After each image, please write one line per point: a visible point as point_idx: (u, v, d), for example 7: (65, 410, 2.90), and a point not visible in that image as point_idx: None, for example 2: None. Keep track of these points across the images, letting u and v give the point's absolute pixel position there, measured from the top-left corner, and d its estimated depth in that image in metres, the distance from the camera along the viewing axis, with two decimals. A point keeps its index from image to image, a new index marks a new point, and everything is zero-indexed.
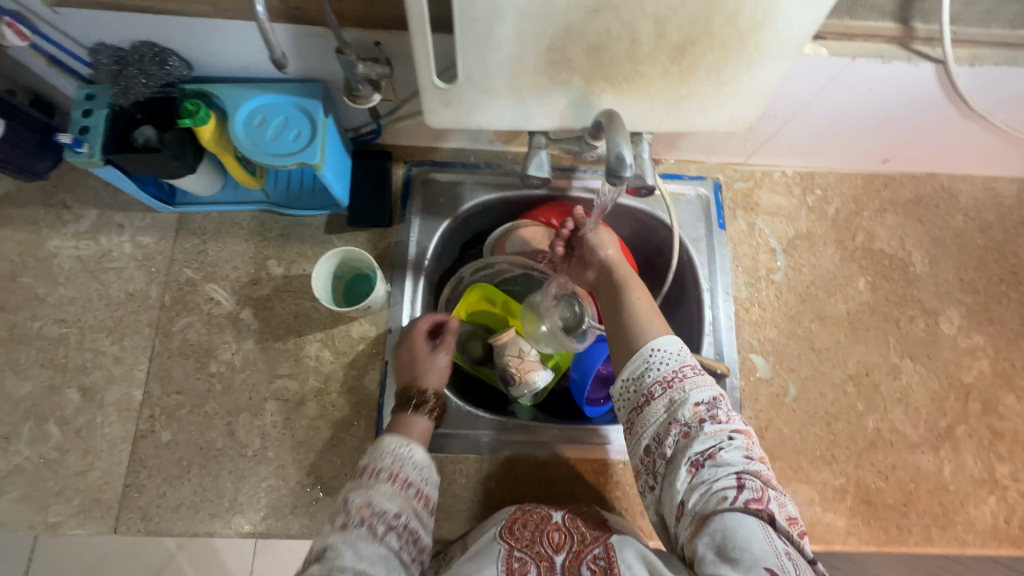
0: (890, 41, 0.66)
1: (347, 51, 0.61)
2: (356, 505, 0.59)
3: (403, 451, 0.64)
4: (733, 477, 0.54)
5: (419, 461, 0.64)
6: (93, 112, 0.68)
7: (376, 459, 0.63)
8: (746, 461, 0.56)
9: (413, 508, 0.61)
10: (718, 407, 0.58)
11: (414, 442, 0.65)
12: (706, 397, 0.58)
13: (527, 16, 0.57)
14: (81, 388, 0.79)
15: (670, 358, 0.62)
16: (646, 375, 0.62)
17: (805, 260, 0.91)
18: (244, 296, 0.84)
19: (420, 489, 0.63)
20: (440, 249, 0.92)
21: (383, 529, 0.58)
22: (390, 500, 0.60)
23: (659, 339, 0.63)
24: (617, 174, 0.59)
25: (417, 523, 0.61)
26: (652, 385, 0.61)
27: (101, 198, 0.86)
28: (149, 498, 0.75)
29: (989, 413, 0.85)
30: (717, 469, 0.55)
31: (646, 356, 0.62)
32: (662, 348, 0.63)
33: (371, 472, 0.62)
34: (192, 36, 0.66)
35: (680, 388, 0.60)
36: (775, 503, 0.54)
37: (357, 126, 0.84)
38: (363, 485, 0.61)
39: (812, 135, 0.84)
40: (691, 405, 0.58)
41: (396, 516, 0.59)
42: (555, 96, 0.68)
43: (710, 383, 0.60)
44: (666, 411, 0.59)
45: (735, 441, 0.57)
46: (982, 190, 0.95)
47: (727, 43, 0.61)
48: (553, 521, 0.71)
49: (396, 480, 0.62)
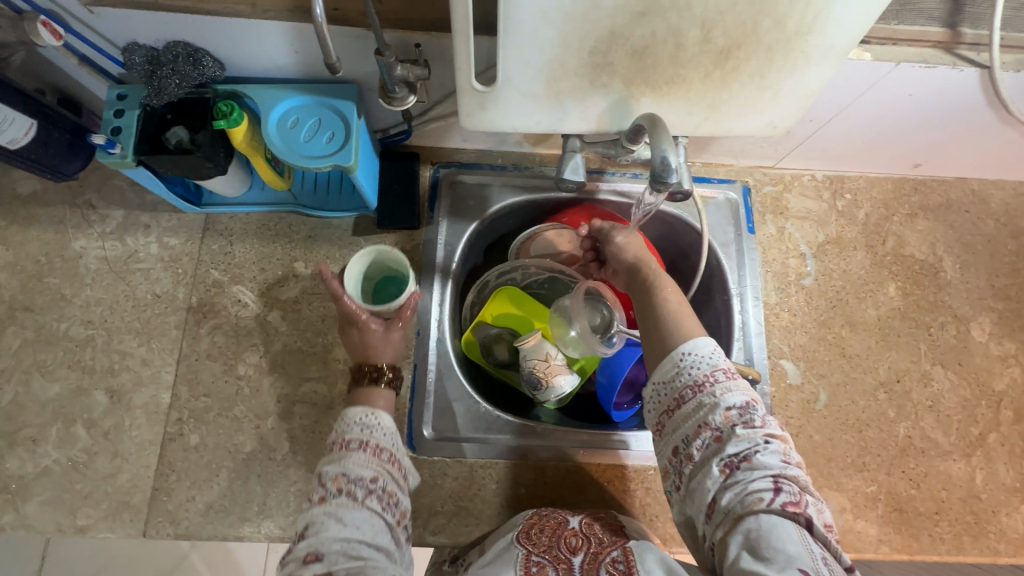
0: (935, 45, 0.65)
1: (387, 52, 0.60)
2: (331, 477, 0.59)
3: (369, 420, 0.64)
4: (769, 480, 0.53)
5: (387, 427, 0.65)
6: (126, 112, 0.68)
7: (343, 432, 0.64)
8: (783, 465, 0.54)
9: (390, 470, 0.62)
10: (752, 411, 0.56)
11: (380, 411, 0.66)
12: (740, 401, 0.57)
13: (573, 19, 0.56)
14: (109, 390, 0.79)
15: (702, 361, 0.59)
16: (677, 378, 0.60)
17: (835, 265, 0.90)
18: (272, 299, 0.83)
19: (394, 454, 0.64)
20: (467, 252, 0.91)
21: (362, 493, 0.59)
22: (365, 467, 0.60)
23: (690, 341, 0.61)
24: (662, 179, 0.59)
25: (395, 486, 0.62)
26: (683, 389, 0.59)
27: (127, 198, 0.85)
28: (178, 502, 0.75)
29: (1021, 421, 0.84)
30: (753, 473, 0.53)
31: (677, 359, 0.60)
32: (694, 351, 0.60)
33: (341, 444, 0.62)
34: (229, 36, 0.65)
35: (712, 392, 0.58)
36: (813, 508, 0.53)
37: (386, 127, 0.83)
38: (336, 457, 0.61)
39: (846, 139, 0.84)
40: (724, 409, 0.57)
41: (374, 480, 0.60)
42: (593, 99, 0.67)
43: (743, 387, 0.58)
44: (697, 415, 0.58)
45: (771, 444, 0.55)
46: (1014, 196, 0.94)
47: (773, 47, 0.60)
48: (570, 527, 0.70)
49: (366, 447, 0.62)
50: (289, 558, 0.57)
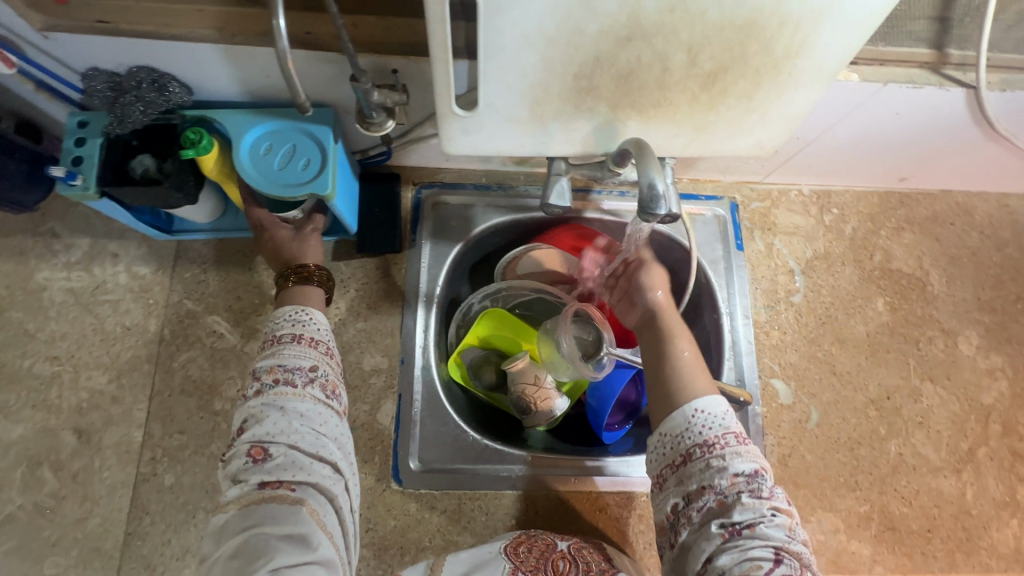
0: (922, 66, 0.65)
1: (362, 78, 0.58)
2: (266, 370, 0.58)
3: (301, 316, 0.63)
4: (770, 550, 0.52)
5: (322, 322, 0.64)
6: (87, 141, 0.64)
7: (274, 329, 0.62)
8: (786, 538, 0.53)
9: (330, 361, 0.61)
10: (761, 481, 0.55)
11: (310, 307, 0.64)
12: (749, 468, 0.56)
13: (555, 44, 0.54)
14: (77, 429, 0.75)
15: (713, 422, 0.59)
16: (686, 435, 0.59)
17: (824, 281, 0.89)
18: (249, 329, 0.80)
19: (331, 347, 0.63)
20: (451, 274, 0.89)
21: (302, 383, 0.58)
22: (302, 358, 0.59)
23: (703, 400, 0.60)
24: (651, 209, 0.57)
25: (335, 376, 0.61)
26: (692, 447, 0.59)
27: (93, 226, 0.81)
28: (153, 546, 0.71)
29: (1009, 435, 0.85)
30: (754, 542, 0.52)
31: (687, 416, 0.60)
32: (706, 410, 0.60)
33: (273, 340, 0.61)
34: (196, 60, 0.61)
35: (721, 455, 0.57)
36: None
37: (365, 148, 0.79)
38: (271, 352, 0.60)
39: (832, 156, 0.83)
40: (732, 474, 0.56)
41: (314, 370, 0.59)
42: (578, 122, 0.65)
43: (753, 453, 0.57)
44: (703, 475, 0.57)
45: (776, 517, 0.54)
46: (997, 208, 0.95)
47: (760, 70, 0.58)
48: (559, 549, 0.70)
49: (300, 340, 0.61)
50: (230, 458, 0.56)
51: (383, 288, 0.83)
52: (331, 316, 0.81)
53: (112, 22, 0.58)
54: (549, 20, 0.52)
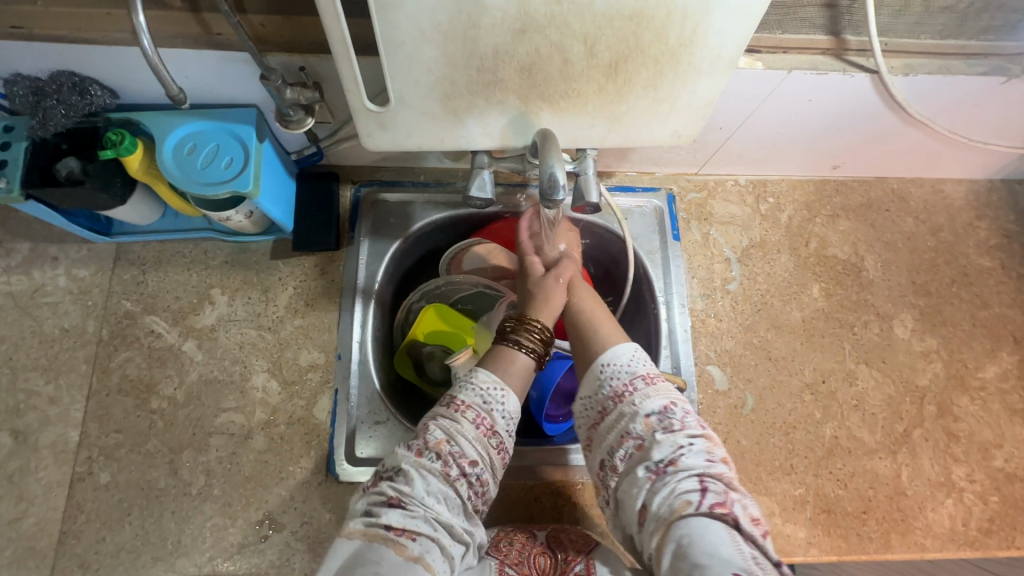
0: (824, 52, 0.67)
1: (272, 77, 0.60)
2: (435, 439, 0.59)
3: (494, 397, 0.63)
4: (694, 479, 0.54)
5: (508, 411, 0.64)
6: (13, 145, 0.66)
7: (466, 395, 0.63)
8: (708, 463, 0.56)
9: (491, 460, 0.61)
10: (670, 416, 0.59)
11: (507, 390, 0.65)
12: (659, 404, 0.60)
13: (452, 38, 0.56)
14: (13, 431, 0.76)
15: (620, 371, 0.64)
16: (600, 391, 0.63)
17: (759, 269, 0.91)
18: (187, 328, 0.81)
19: (503, 440, 0.62)
20: (392, 271, 0.90)
21: (457, 471, 0.58)
22: (471, 446, 0.59)
23: (609, 353, 0.66)
24: (550, 197, 0.61)
25: (489, 475, 0.60)
26: (606, 400, 0.62)
27: (33, 231, 0.83)
28: (87, 545, 0.72)
29: (945, 416, 0.85)
30: (676, 473, 0.55)
31: (597, 371, 0.65)
32: (614, 361, 0.65)
33: (458, 407, 0.62)
34: (116, 63, 0.63)
35: (633, 401, 0.61)
36: (742, 508, 0.53)
37: (299, 148, 0.81)
38: (449, 418, 0.61)
39: (759, 145, 0.85)
40: (646, 416, 0.59)
41: (473, 463, 0.59)
42: (492, 115, 0.66)
43: (662, 390, 0.61)
44: (620, 424, 0.60)
45: (694, 445, 0.57)
46: (931, 193, 0.96)
47: (660, 59, 0.60)
48: (539, 542, 0.69)
49: (480, 424, 0.61)
50: (371, 490, 0.57)
51: (321, 284, 0.84)
52: (270, 314, 0.82)
53: (27, 27, 0.60)
54: (442, 15, 0.53)
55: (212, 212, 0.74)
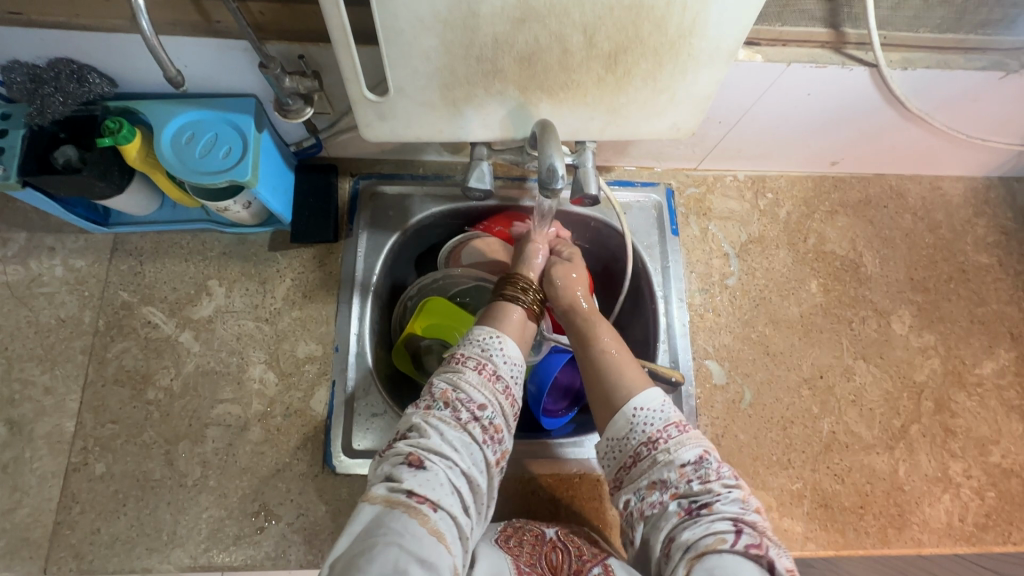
0: (823, 46, 0.67)
1: (271, 65, 0.60)
2: (441, 390, 0.60)
3: (493, 343, 0.64)
4: (730, 523, 0.53)
5: (508, 355, 0.64)
6: (9, 132, 0.65)
7: (464, 348, 0.64)
8: (742, 511, 0.55)
9: (501, 403, 0.61)
10: (705, 465, 0.57)
11: (504, 336, 0.65)
12: (694, 454, 0.58)
13: (451, 26, 0.56)
14: (8, 421, 0.75)
15: (653, 417, 0.60)
16: (631, 436, 0.60)
17: (758, 264, 0.91)
18: (184, 319, 0.81)
19: (510, 385, 0.63)
20: (391, 264, 0.90)
21: (468, 418, 0.59)
22: (479, 391, 0.60)
23: (641, 397, 0.62)
24: (550, 186, 0.60)
25: (501, 420, 0.60)
26: (638, 447, 0.60)
27: (30, 220, 0.82)
28: (82, 535, 0.72)
29: (942, 411, 0.85)
30: (711, 520, 0.53)
31: (628, 417, 0.61)
32: (647, 407, 0.61)
33: (459, 359, 0.63)
34: (113, 50, 0.63)
35: (666, 449, 0.58)
36: (777, 552, 0.52)
37: (297, 140, 0.82)
38: (453, 371, 0.62)
39: (758, 140, 0.85)
40: (680, 464, 0.57)
41: (482, 408, 0.60)
42: (491, 106, 0.66)
43: (696, 439, 0.59)
44: (653, 470, 0.58)
45: (731, 493, 0.56)
46: (929, 189, 0.97)
47: (659, 50, 0.60)
48: (548, 539, 0.69)
49: (483, 369, 0.62)
50: (388, 457, 0.57)
51: (319, 276, 0.84)
52: (267, 306, 0.82)
53: (25, 14, 0.59)
54: (441, 4, 0.53)
55: (209, 201, 0.74)
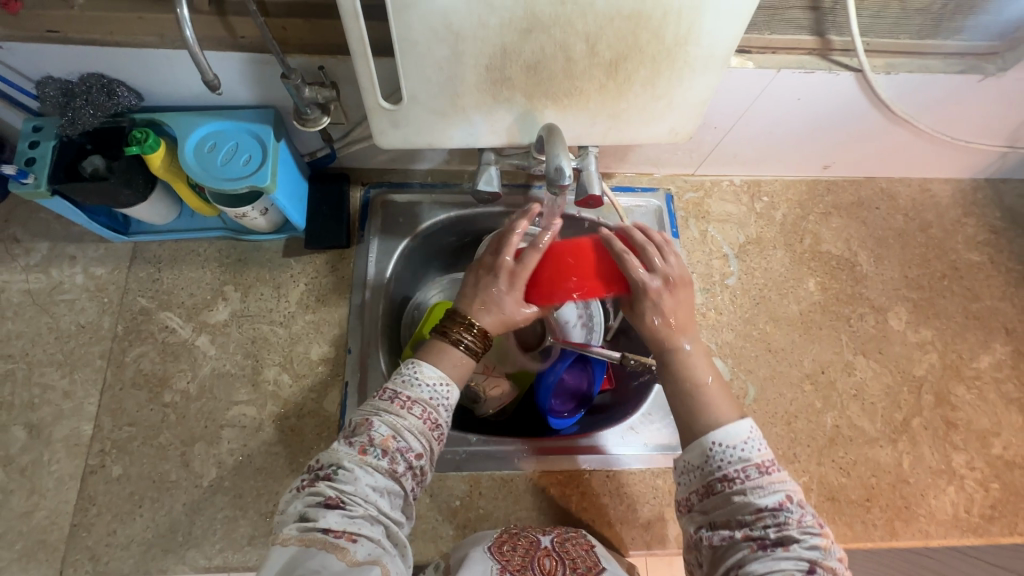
0: (811, 52, 0.72)
1: (292, 75, 0.63)
2: (381, 436, 0.57)
3: (442, 391, 0.63)
4: (802, 564, 0.51)
5: (452, 404, 0.63)
6: (41, 143, 0.69)
7: (411, 390, 0.61)
8: (820, 555, 0.52)
9: (434, 451, 0.61)
10: (785, 510, 0.53)
11: (452, 383, 0.64)
12: (775, 497, 0.54)
13: (462, 38, 0.60)
14: (27, 425, 0.77)
15: (734, 454, 0.56)
16: (711, 468, 0.57)
17: (756, 264, 0.94)
18: (200, 323, 0.83)
19: (445, 433, 0.62)
20: (401, 268, 0.92)
21: (402, 467, 0.57)
22: (416, 439, 0.59)
23: (723, 431, 0.58)
24: (557, 184, 0.63)
25: (429, 466, 0.60)
26: (716, 480, 0.56)
27: (53, 230, 0.85)
28: (98, 537, 0.72)
29: (942, 405, 0.87)
30: (782, 560, 0.51)
31: (706, 448, 0.57)
32: (728, 443, 0.57)
33: (404, 402, 0.60)
34: (143, 65, 0.67)
35: (743, 488, 0.55)
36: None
37: (312, 150, 0.86)
38: (393, 413, 0.59)
39: (753, 145, 0.89)
40: (757, 506, 0.54)
41: (417, 457, 0.59)
42: (499, 113, 0.70)
43: (779, 482, 0.55)
44: (728, 506, 0.55)
45: (810, 540, 0.52)
46: (919, 191, 1.00)
47: (657, 57, 0.64)
48: (543, 546, 0.70)
49: (425, 417, 0.60)
50: (307, 492, 0.54)
51: (331, 281, 0.87)
52: (281, 310, 0.84)
53: (62, 32, 0.63)
54: (454, 16, 0.57)
55: (228, 207, 0.76)
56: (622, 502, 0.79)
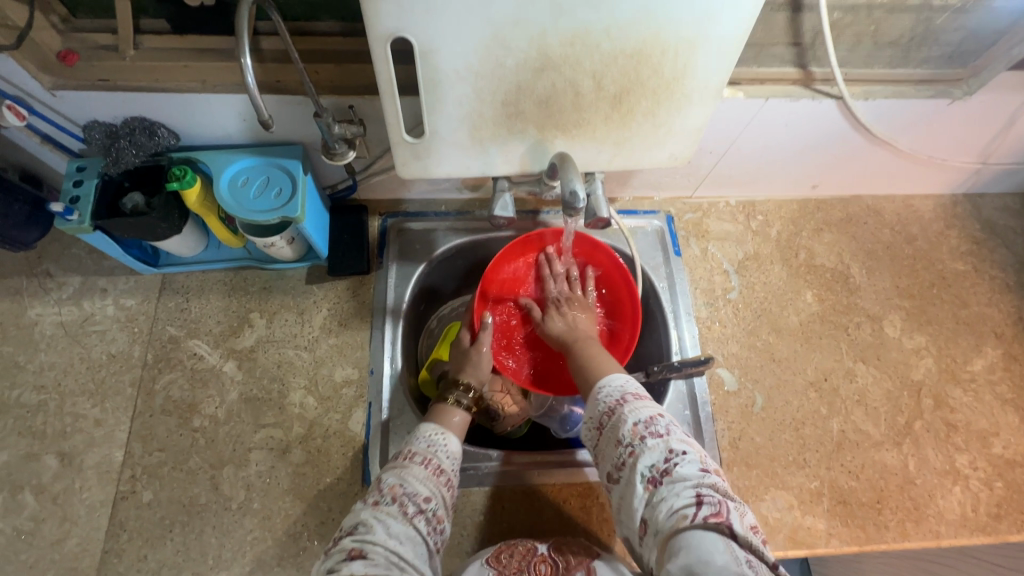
0: (795, 82, 0.79)
1: (324, 113, 0.68)
2: (389, 484, 0.60)
3: (437, 440, 0.67)
4: (691, 494, 0.52)
5: (451, 451, 0.67)
6: (84, 182, 0.74)
7: (411, 446, 0.67)
8: (701, 473, 0.54)
9: (444, 495, 0.62)
10: (657, 423, 0.57)
11: (448, 432, 0.69)
12: (648, 416, 0.59)
13: (481, 77, 0.66)
14: (59, 453, 0.79)
15: (613, 391, 0.64)
16: (597, 406, 0.63)
17: (756, 279, 0.99)
18: (228, 349, 0.86)
19: (451, 478, 0.65)
20: (418, 293, 0.96)
21: (413, 510, 0.59)
22: (422, 483, 0.61)
23: (606, 377, 0.67)
24: (572, 207, 0.68)
25: (444, 512, 0.62)
26: (602, 414, 0.62)
27: (85, 265, 0.89)
28: (129, 562, 0.73)
29: (942, 407, 0.91)
30: (669, 484, 0.53)
31: (594, 393, 0.65)
32: (609, 385, 0.65)
33: (406, 456, 0.65)
34: (183, 108, 0.72)
35: (620, 412, 0.60)
36: (735, 514, 0.51)
37: (334, 182, 0.92)
38: (398, 466, 0.63)
39: (745, 167, 0.95)
40: (632, 425, 0.58)
41: (427, 501, 0.60)
42: (513, 144, 0.75)
43: (652, 405, 0.60)
44: (614, 435, 0.59)
45: (689, 455, 0.55)
46: (903, 207, 1.07)
47: (657, 91, 0.70)
48: (540, 552, 0.71)
49: (428, 464, 0.64)
50: (330, 553, 0.56)
51: (353, 306, 0.90)
52: (306, 334, 0.88)
53: (112, 80, 0.68)
54: (474, 58, 0.63)
55: (257, 237, 0.81)
56: None
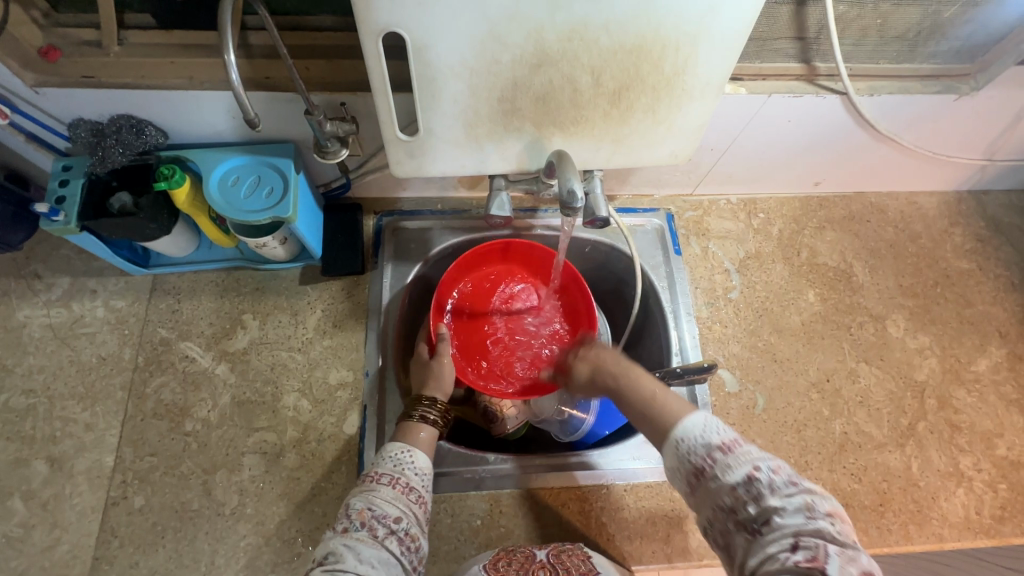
0: (798, 78, 0.77)
1: (315, 111, 0.66)
2: (357, 509, 0.59)
3: (404, 456, 0.66)
4: (788, 541, 0.46)
5: (420, 467, 0.66)
6: (70, 181, 0.72)
7: (378, 466, 0.65)
8: (807, 522, 0.46)
9: (414, 513, 0.62)
10: (756, 480, 0.49)
11: (414, 448, 0.68)
12: (746, 475, 0.50)
13: (477, 73, 0.64)
14: (49, 458, 0.77)
15: (695, 443, 0.54)
16: (680, 462, 0.55)
17: (757, 278, 0.97)
18: (220, 352, 0.84)
19: (422, 495, 0.64)
20: (413, 293, 0.94)
21: (383, 532, 0.58)
22: (390, 504, 0.60)
23: (679, 425, 0.56)
24: (570, 207, 0.67)
25: (418, 529, 0.61)
26: (689, 472, 0.54)
27: (73, 266, 0.87)
28: (121, 569, 0.72)
29: (945, 408, 0.90)
30: (770, 543, 0.46)
31: (673, 448, 0.55)
32: (687, 436, 0.55)
33: (373, 477, 0.63)
34: (170, 106, 0.70)
35: (710, 468, 0.52)
36: (848, 563, 0.44)
37: (327, 181, 0.90)
38: (364, 489, 0.62)
39: (746, 165, 0.93)
40: (727, 482, 0.50)
41: (397, 521, 0.60)
42: (509, 142, 0.74)
43: (745, 455, 0.51)
44: (707, 493, 0.52)
45: (792, 505, 0.47)
46: (906, 204, 1.05)
47: (657, 87, 0.68)
48: (538, 560, 0.69)
49: (396, 483, 0.63)
50: None
51: (347, 306, 0.89)
52: (300, 336, 0.86)
53: (97, 77, 0.67)
54: (469, 54, 0.62)
55: (249, 237, 0.79)
56: (641, 516, 0.80)
